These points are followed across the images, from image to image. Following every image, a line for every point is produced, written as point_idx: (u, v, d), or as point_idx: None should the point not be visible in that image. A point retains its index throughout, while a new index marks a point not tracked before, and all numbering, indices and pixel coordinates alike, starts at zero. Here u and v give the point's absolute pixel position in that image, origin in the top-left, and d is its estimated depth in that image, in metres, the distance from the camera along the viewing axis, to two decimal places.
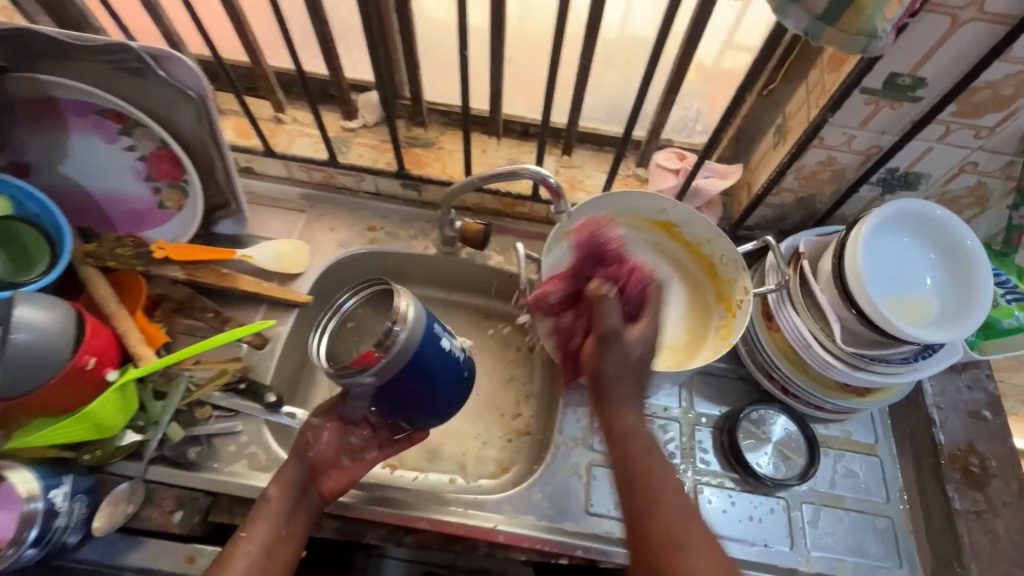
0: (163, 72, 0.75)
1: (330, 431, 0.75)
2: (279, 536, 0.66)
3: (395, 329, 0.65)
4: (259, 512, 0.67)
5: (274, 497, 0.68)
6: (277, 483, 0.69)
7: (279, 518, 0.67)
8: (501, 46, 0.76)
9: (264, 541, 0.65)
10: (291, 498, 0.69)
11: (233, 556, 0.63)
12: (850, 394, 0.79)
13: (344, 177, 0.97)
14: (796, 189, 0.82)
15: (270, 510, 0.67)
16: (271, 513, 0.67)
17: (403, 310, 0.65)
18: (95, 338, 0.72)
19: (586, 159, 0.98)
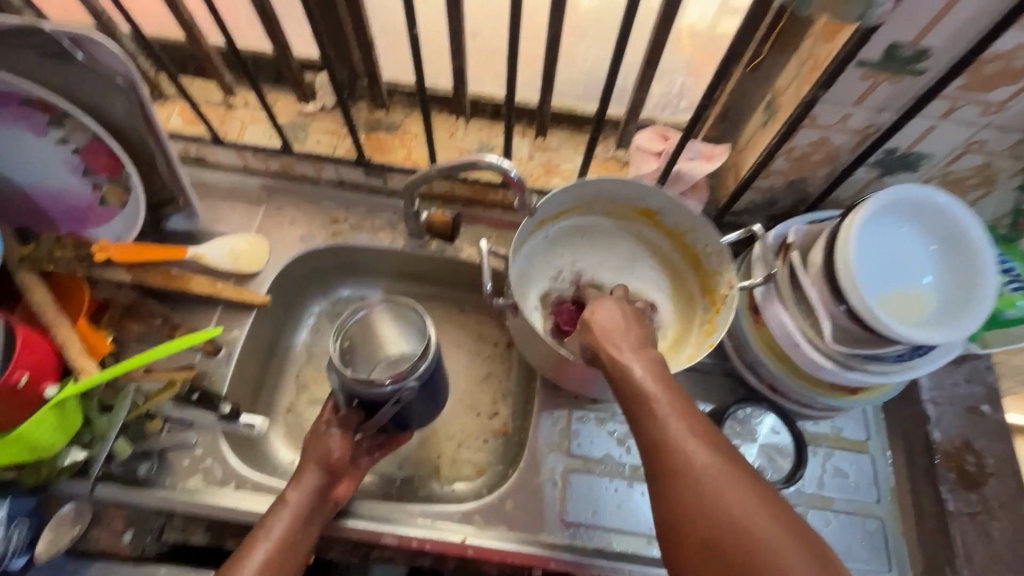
0: (84, 56, 0.68)
1: (340, 439, 0.69)
2: (291, 545, 0.63)
3: (420, 359, 0.67)
4: (275, 514, 0.63)
5: (292, 502, 0.64)
6: (294, 489, 0.65)
7: (294, 525, 0.63)
8: (459, 19, 0.69)
9: (275, 550, 0.61)
10: (306, 505, 0.65)
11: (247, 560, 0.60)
12: (839, 392, 0.75)
13: (303, 166, 0.91)
14: (787, 172, 0.76)
15: (285, 516, 0.63)
16: (287, 518, 0.63)
17: (431, 342, 0.68)
18: (27, 354, 0.66)
19: (562, 141, 0.91)
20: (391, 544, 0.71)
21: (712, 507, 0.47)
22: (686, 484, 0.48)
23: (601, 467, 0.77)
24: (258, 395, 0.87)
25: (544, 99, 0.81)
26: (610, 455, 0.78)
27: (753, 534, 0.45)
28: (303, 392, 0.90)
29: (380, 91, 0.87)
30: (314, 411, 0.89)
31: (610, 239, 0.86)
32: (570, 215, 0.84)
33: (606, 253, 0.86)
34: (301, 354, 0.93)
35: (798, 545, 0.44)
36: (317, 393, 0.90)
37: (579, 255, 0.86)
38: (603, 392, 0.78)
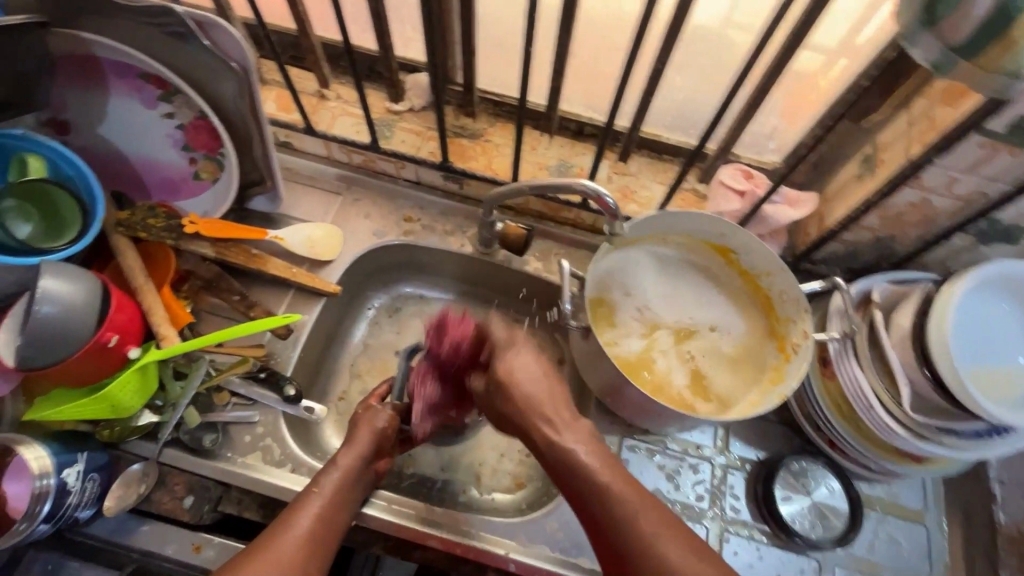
0: (208, 41, 0.70)
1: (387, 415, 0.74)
2: (342, 499, 0.64)
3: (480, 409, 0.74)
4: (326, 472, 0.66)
5: (341, 460, 0.67)
6: (347, 453, 0.68)
7: (347, 480, 0.66)
8: (569, 41, 0.70)
9: (327, 504, 0.63)
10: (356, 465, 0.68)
11: (301, 508, 0.61)
12: (903, 458, 0.73)
13: (384, 163, 0.93)
14: (876, 228, 0.74)
15: (335, 472, 0.66)
16: (337, 475, 0.66)
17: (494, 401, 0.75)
18: (119, 313, 0.70)
19: (642, 167, 0.91)
20: (433, 546, 0.72)
21: (611, 510, 0.55)
22: (596, 497, 0.55)
23: None
24: (315, 380, 0.89)
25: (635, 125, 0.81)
26: (658, 489, 0.77)
27: (651, 541, 0.52)
28: (356, 381, 0.92)
29: (472, 99, 0.89)
30: None
31: (682, 269, 0.84)
32: (644, 242, 0.83)
33: (679, 280, 0.84)
34: (358, 344, 0.95)
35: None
36: (370, 384, 0.92)
37: (652, 281, 0.83)
38: (658, 425, 0.76)
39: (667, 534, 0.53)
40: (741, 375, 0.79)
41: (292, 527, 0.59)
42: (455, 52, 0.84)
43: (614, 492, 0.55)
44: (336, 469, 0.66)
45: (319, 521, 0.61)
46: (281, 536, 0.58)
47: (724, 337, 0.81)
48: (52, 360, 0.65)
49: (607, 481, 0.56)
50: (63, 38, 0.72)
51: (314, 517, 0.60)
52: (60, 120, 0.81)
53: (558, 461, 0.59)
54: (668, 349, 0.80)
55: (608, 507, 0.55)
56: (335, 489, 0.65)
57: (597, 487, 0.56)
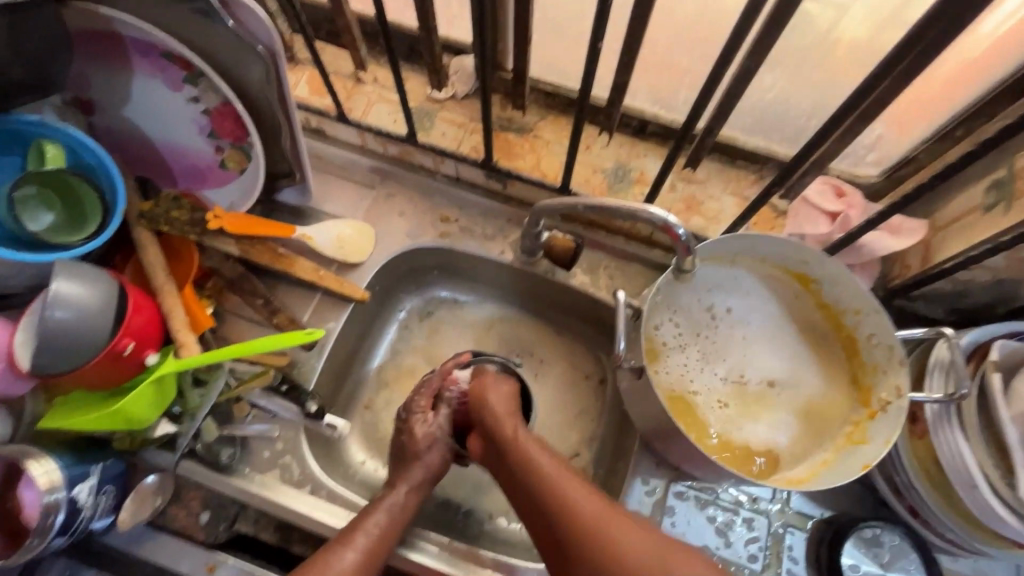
0: (231, 18, 0.62)
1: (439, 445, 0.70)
2: (386, 543, 0.61)
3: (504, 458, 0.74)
4: (376, 504, 0.64)
5: (389, 501, 0.64)
6: (409, 483, 0.67)
7: (393, 523, 0.63)
8: (643, 32, 0.59)
9: (375, 542, 0.61)
10: (407, 506, 0.65)
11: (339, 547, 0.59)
12: (1006, 543, 0.60)
13: (422, 156, 0.85)
14: (1000, 269, 0.62)
15: (382, 514, 0.63)
16: (385, 514, 0.63)
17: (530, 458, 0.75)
18: (136, 316, 0.66)
19: (712, 174, 0.80)
20: None
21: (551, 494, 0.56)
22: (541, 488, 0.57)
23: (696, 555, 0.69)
24: (341, 387, 0.84)
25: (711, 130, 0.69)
26: (706, 544, 0.69)
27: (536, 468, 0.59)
28: (383, 391, 0.87)
29: (523, 90, 0.79)
30: (392, 414, 0.85)
31: (767, 304, 0.73)
32: (726, 271, 0.73)
33: (762, 317, 0.74)
34: (386, 350, 0.89)
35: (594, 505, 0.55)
36: (397, 395, 0.87)
37: (731, 315, 0.73)
38: (708, 473, 0.66)
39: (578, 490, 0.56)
40: (815, 434, 0.69)
41: (334, 561, 0.57)
42: (506, 35, 0.74)
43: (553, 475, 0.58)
44: (383, 511, 0.63)
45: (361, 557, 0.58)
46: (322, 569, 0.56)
47: (802, 388, 0.71)
48: (67, 367, 0.61)
49: (548, 468, 0.58)
50: (82, 12, 0.65)
51: (357, 560, 0.58)
52: (85, 100, 0.76)
53: (511, 457, 0.62)
54: (738, 397, 0.71)
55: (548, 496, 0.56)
56: (384, 529, 0.62)
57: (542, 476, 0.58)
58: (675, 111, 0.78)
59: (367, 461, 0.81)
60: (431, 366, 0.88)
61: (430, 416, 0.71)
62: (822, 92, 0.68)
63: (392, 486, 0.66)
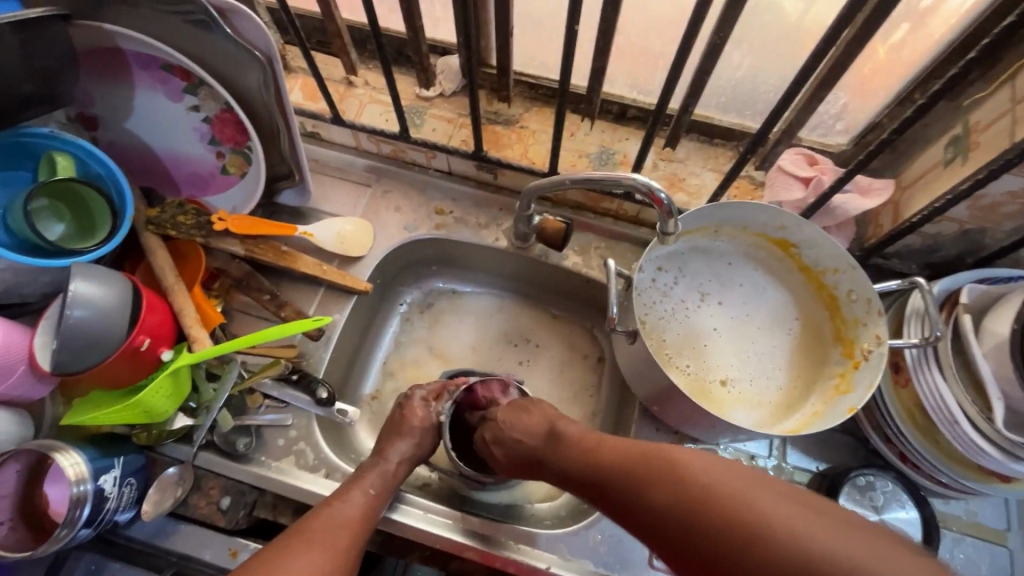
0: (230, 28, 0.66)
1: (426, 415, 0.74)
2: (381, 501, 0.65)
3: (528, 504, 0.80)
4: (365, 467, 0.68)
5: (382, 466, 0.68)
6: (402, 453, 0.70)
7: (384, 486, 0.67)
8: (616, 16, 0.63)
9: (372, 500, 0.64)
10: (397, 474, 0.69)
11: (344, 495, 0.63)
12: (989, 477, 0.64)
13: (415, 153, 0.88)
14: (964, 219, 0.66)
15: (375, 477, 0.67)
16: (378, 475, 0.67)
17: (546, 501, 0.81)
18: (150, 315, 0.69)
19: (691, 153, 0.84)
20: (471, 559, 0.70)
21: (681, 508, 0.48)
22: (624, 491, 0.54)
23: None
24: (348, 378, 0.86)
25: (686, 108, 0.74)
26: None
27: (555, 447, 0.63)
28: (389, 381, 0.90)
29: (507, 83, 0.83)
30: None
31: (764, 290, 0.78)
32: (731, 251, 0.78)
33: (746, 299, 0.77)
34: (390, 341, 0.92)
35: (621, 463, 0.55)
36: (402, 384, 0.89)
37: (720, 303, 0.77)
38: (706, 432, 0.70)
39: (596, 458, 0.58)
40: (765, 416, 0.71)
41: (341, 508, 0.61)
42: (488, 32, 0.78)
43: (666, 467, 0.51)
44: (376, 474, 0.67)
45: (366, 507, 0.63)
46: (329, 522, 0.59)
47: (782, 358, 0.75)
48: (87, 365, 0.63)
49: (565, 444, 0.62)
50: (85, 30, 0.69)
51: (360, 510, 0.62)
52: (88, 115, 0.79)
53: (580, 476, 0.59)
54: (729, 360, 0.74)
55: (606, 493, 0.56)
56: (378, 488, 0.66)
57: (665, 491, 0.50)
58: (652, 94, 0.82)
59: None
60: (434, 355, 0.91)
61: (431, 403, 0.76)
62: (786, 68, 0.73)
63: (383, 455, 0.69)
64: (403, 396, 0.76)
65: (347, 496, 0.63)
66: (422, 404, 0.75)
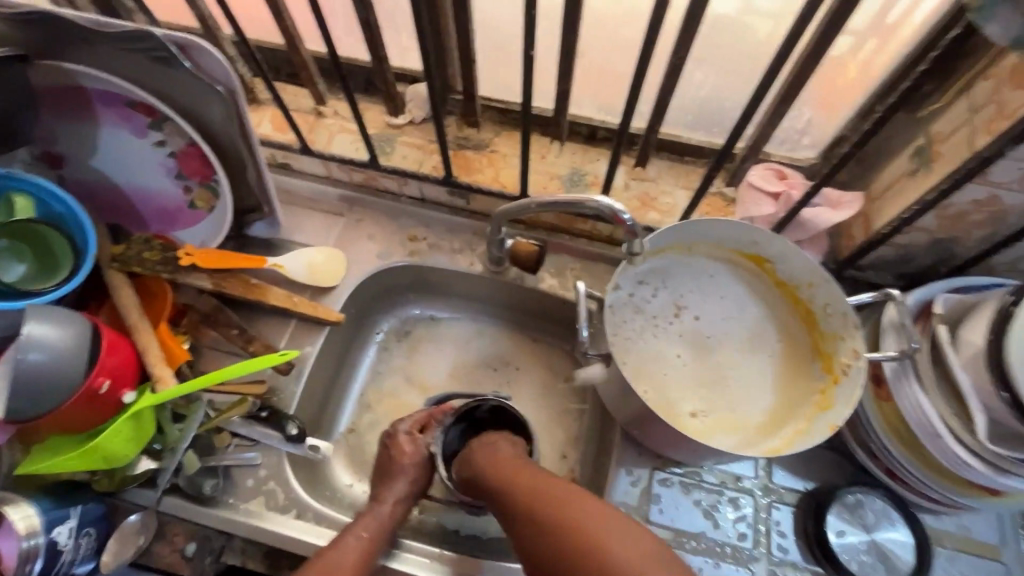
0: (191, 64, 0.66)
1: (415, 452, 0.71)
2: (376, 548, 0.63)
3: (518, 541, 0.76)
4: (365, 514, 0.66)
5: (378, 511, 0.66)
6: (390, 490, 0.69)
7: (382, 531, 0.65)
8: (575, 39, 0.63)
9: (367, 543, 0.63)
10: (395, 516, 0.67)
11: (343, 541, 0.62)
12: (979, 491, 0.63)
13: (386, 180, 0.88)
14: (933, 230, 0.66)
15: (372, 522, 0.65)
16: (376, 517, 0.65)
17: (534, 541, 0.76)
18: (112, 356, 0.67)
19: (662, 171, 0.84)
20: None
21: (564, 550, 0.52)
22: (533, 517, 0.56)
23: (691, 541, 0.69)
24: (323, 411, 0.84)
25: (653, 127, 0.74)
26: (697, 529, 0.70)
27: (491, 463, 0.64)
28: (366, 413, 0.87)
29: (475, 108, 0.84)
30: (377, 435, 0.86)
31: (741, 306, 0.77)
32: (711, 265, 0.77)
33: (724, 315, 0.76)
34: (366, 372, 0.90)
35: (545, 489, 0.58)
36: (380, 416, 0.87)
37: (697, 318, 0.76)
38: (689, 455, 0.68)
39: (522, 479, 0.60)
40: (738, 434, 0.69)
41: (341, 553, 0.60)
42: (453, 59, 0.79)
43: (560, 510, 0.54)
44: (372, 519, 0.65)
45: (363, 553, 0.61)
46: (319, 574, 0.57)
47: (762, 374, 0.73)
48: (42, 409, 0.61)
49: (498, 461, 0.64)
50: (47, 70, 0.69)
51: (356, 555, 0.61)
52: (54, 154, 0.79)
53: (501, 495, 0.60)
54: (708, 378, 0.73)
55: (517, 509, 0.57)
56: (376, 531, 0.64)
57: (566, 525, 0.53)
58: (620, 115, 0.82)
59: (355, 484, 0.81)
60: (412, 384, 0.89)
61: (419, 437, 0.73)
62: (749, 85, 0.74)
63: (380, 499, 0.67)
64: (391, 430, 0.73)
65: (344, 543, 0.62)
66: (413, 439, 0.72)
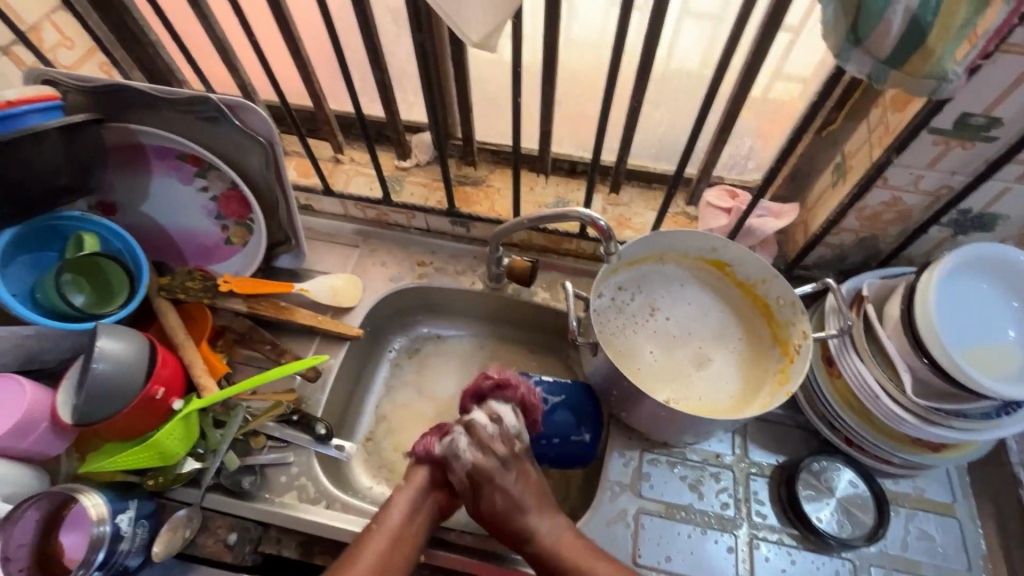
0: (238, 120, 0.80)
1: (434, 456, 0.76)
2: (400, 544, 0.69)
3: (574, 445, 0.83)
4: (384, 511, 0.72)
5: (398, 505, 0.72)
6: (406, 488, 0.74)
7: (405, 525, 0.71)
8: (553, 89, 0.78)
9: (388, 546, 0.69)
10: (411, 509, 0.72)
11: (359, 552, 0.68)
12: (922, 447, 0.74)
13: (397, 215, 1.01)
14: (857, 229, 0.79)
15: (393, 518, 0.71)
16: (398, 513, 0.71)
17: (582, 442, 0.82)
18: (164, 368, 0.75)
19: (633, 197, 0.98)
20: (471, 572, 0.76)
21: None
22: (546, 560, 0.70)
23: (680, 512, 0.78)
24: (344, 420, 0.93)
25: (622, 158, 0.88)
26: (684, 501, 0.78)
27: (506, 511, 0.72)
28: (382, 422, 0.96)
29: (472, 150, 0.98)
30: (393, 441, 0.94)
31: (707, 306, 0.88)
32: (679, 272, 0.89)
33: (693, 313, 0.88)
34: (382, 385, 1.00)
35: (563, 534, 0.71)
36: (394, 424, 0.96)
37: (670, 317, 0.88)
38: (673, 435, 0.78)
39: (543, 514, 0.73)
40: (708, 415, 0.80)
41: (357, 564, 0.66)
42: (453, 111, 0.94)
43: (568, 560, 0.69)
44: (393, 514, 0.71)
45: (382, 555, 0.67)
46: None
47: (729, 361, 0.85)
48: (106, 413, 0.70)
49: (521, 493, 0.73)
50: (115, 130, 0.82)
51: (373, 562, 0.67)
52: (108, 203, 0.91)
53: (520, 535, 0.72)
54: (681, 367, 0.84)
55: (536, 559, 0.71)
56: (398, 529, 0.70)
57: (567, 570, 0.69)
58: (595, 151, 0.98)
59: (374, 485, 0.89)
60: (423, 394, 0.99)
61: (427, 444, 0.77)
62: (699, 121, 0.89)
63: (393, 496, 0.73)
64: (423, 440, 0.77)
65: (363, 549, 0.68)
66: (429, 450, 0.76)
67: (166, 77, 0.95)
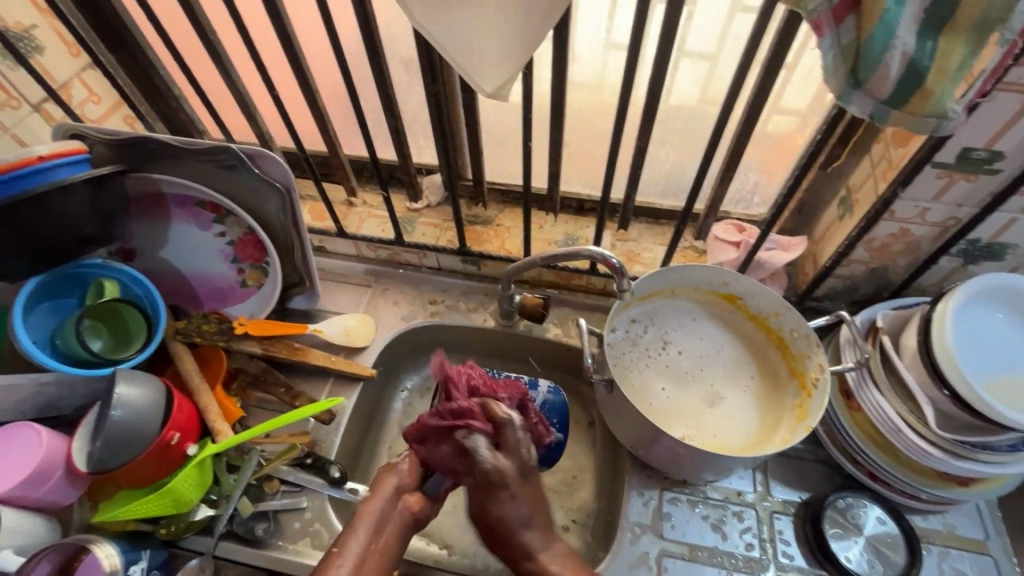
0: (257, 168, 0.83)
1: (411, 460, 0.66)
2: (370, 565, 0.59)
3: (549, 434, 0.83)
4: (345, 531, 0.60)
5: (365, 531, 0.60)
6: (371, 507, 0.62)
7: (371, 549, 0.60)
8: (562, 131, 0.81)
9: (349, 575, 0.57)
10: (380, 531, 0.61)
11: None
12: (950, 483, 0.72)
13: (409, 254, 1.03)
14: (867, 260, 0.80)
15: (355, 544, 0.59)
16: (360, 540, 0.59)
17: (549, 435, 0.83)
18: (180, 411, 0.75)
19: (642, 232, 0.99)
20: None
21: None
22: None
23: (703, 553, 0.75)
24: (358, 462, 0.92)
25: (630, 196, 0.90)
26: (707, 542, 0.76)
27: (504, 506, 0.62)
28: None
29: (482, 190, 1.01)
30: None
31: (720, 340, 0.88)
32: (686, 307, 0.90)
33: (706, 346, 0.88)
34: (395, 425, 0.99)
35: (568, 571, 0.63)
36: None
37: (684, 351, 0.88)
38: (692, 473, 0.76)
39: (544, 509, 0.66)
40: (726, 452, 0.78)
41: None
42: (464, 153, 0.97)
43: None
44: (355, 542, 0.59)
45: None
46: None
47: (745, 395, 0.84)
48: (119, 462, 0.69)
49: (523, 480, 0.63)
50: (138, 180, 0.85)
51: None
52: (127, 249, 0.93)
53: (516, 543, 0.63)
54: (698, 402, 0.83)
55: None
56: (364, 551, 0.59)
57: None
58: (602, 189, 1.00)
59: None
60: None
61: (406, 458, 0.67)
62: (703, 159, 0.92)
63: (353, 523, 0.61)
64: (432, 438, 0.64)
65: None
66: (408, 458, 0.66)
67: (187, 128, 0.98)
